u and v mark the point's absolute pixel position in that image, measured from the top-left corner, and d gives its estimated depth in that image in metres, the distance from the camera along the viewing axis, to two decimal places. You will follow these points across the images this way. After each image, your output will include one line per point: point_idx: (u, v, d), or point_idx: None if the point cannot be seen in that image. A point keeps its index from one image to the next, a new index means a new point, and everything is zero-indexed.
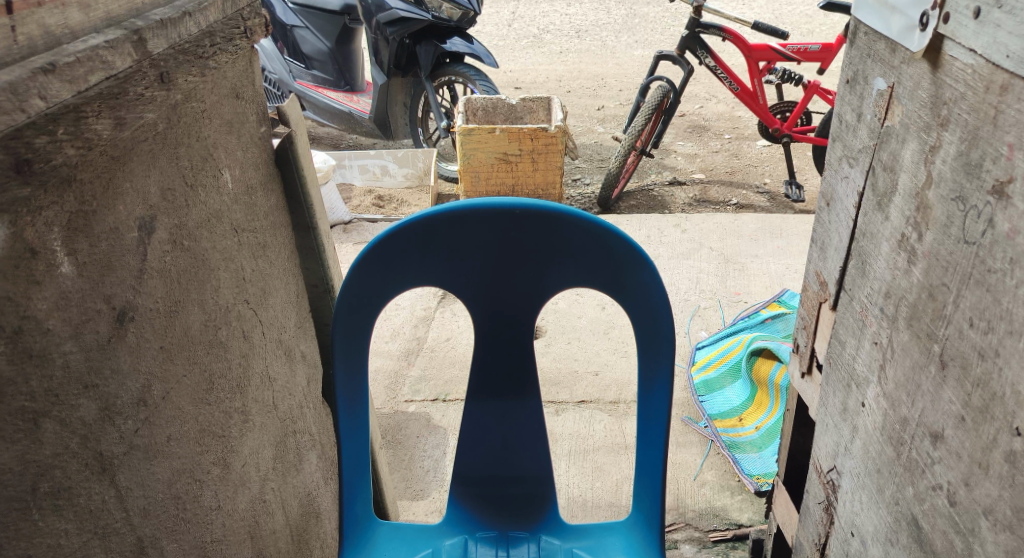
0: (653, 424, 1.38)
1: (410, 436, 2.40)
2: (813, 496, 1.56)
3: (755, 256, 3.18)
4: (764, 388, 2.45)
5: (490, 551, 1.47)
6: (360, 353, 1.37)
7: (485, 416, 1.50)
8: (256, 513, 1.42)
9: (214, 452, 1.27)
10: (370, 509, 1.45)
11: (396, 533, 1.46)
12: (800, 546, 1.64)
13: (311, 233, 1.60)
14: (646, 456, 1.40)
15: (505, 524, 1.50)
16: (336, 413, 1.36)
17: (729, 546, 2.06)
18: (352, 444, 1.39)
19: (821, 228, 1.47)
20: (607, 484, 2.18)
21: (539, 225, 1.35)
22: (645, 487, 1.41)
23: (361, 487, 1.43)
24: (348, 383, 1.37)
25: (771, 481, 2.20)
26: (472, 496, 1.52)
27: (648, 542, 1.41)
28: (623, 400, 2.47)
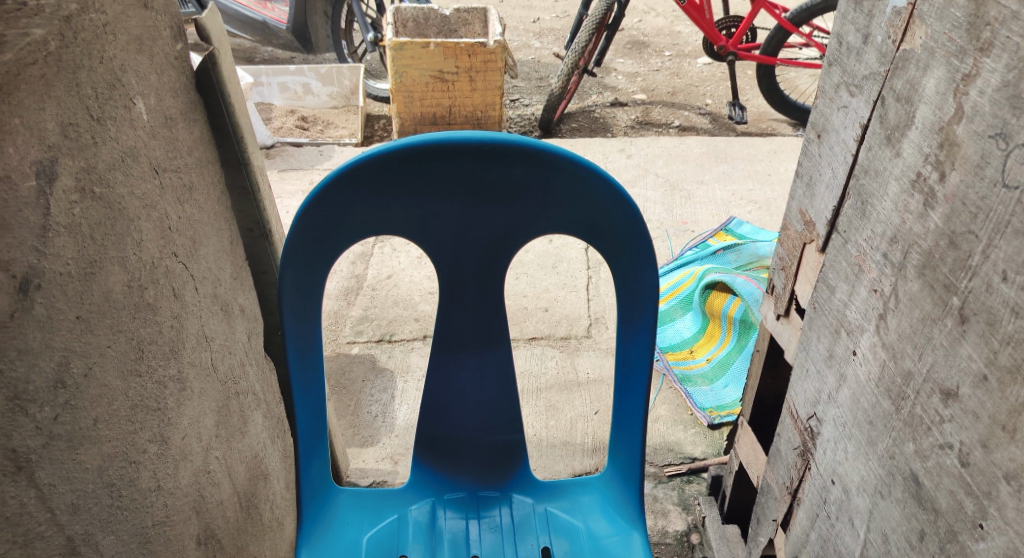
0: (634, 378, 1.28)
1: (356, 381, 2.29)
2: (786, 441, 1.52)
3: (700, 182, 3.11)
4: (716, 320, 2.42)
5: (459, 515, 1.38)
6: (310, 314, 1.24)
7: (447, 371, 1.38)
8: (201, 486, 1.34)
9: (150, 429, 1.15)
10: (329, 475, 1.35)
11: (358, 501, 1.36)
12: (767, 487, 1.63)
13: (243, 169, 1.40)
14: (627, 412, 1.31)
15: (475, 484, 1.42)
16: (289, 384, 1.23)
17: (685, 480, 2.09)
18: (308, 415, 1.27)
19: (808, 161, 1.38)
20: (561, 422, 2.12)
21: (509, 164, 1.20)
22: (626, 444, 1.33)
23: (321, 454, 1.32)
24: (301, 349, 1.24)
25: (724, 414, 2.22)
26: (437, 457, 1.42)
27: (629, 500, 1.34)
28: (574, 335, 2.39)
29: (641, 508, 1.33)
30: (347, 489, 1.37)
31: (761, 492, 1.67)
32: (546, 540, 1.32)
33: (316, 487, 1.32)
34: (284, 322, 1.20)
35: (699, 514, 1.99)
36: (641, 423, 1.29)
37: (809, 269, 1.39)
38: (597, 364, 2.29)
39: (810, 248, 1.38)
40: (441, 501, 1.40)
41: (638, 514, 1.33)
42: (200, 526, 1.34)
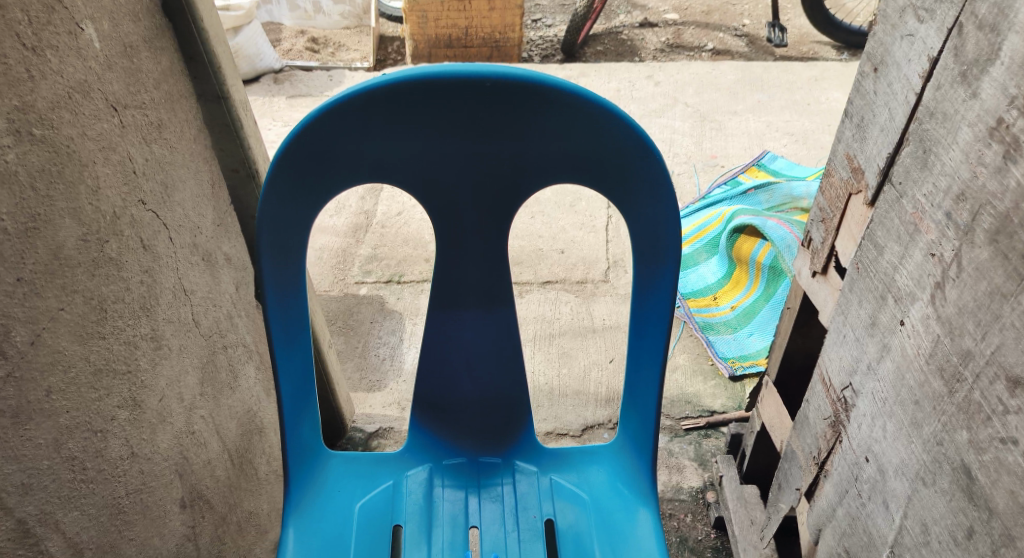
0: (650, 344, 1.18)
1: (363, 322, 2.20)
2: (815, 409, 1.41)
3: (733, 112, 2.91)
4: (743, 266, 2.32)
5: (457, 482, 1.30)
6: (294, 274, 1.14)
7: (446, 331, 1.27)
8: (184, 447, 1.24)
9: (119, 393, 1.05)
10: (319, 437, 1.27)
11: (350, 466, 1.29)
12: (793, 455, 1.53)
13: (223, 102, 1.26)
14: (642, 380, 1.21)
15: (475, 450, 1.34)
16: (270, 349, 1.13)
17: (702, 434, 2.01)
18: (291, 379, 1.18)
19: (859, 99, 1.22)
20: (574, 371, 2.02)
21: (516, 103, 1.06)
22: (641, 413, 1.24)
23: (311, 420, 1.24)
24: (282, 312, 1.14)
25: (747, 366, 2.14)
26: (437, 419, 1.34)
27: (641, 470, 1.25)
28: (591, 279, 2.29)
29: (653, 481, 1.24)
30: (338, 455, 1.29)
31: (785, 459, 1.57)
32: (548, 512, 1.24)
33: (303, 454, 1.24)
34: (263, 282, 1.10)
35: (716, 471, 1.91)
36: (656, 392, 1.20)
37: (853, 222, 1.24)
38: (613, 310, 2.19)
39: (857, 198, 1.23)
40: (440, 469, 1.32)
41: (650, 487, 1.24)
42: (186, 490, 1.26)
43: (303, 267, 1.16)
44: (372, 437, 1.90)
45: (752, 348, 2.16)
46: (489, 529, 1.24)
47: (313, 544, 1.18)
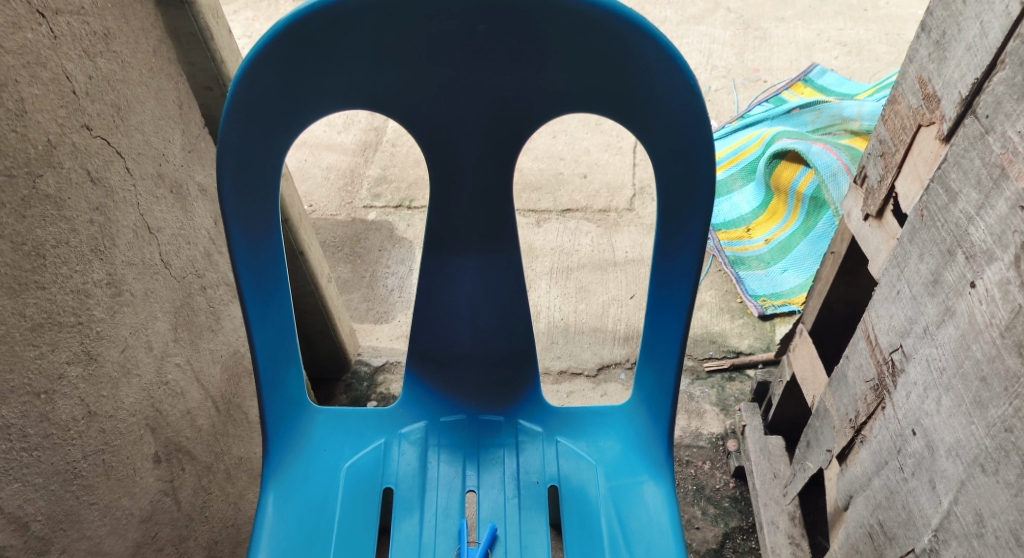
0: (670, 307, 1.06)
1: (371, 250, 2.10)
2: (855, 367, 1.27)
3: (779, 20, 2.66)
4: (782, 196, 2.12)
5: (454, 441, 1.23)
6: (264, 214, 1.00)
7: (444, 283, 1.19)
8: (156, 399, 1.13)
9: (71, 348, 0.94)
10: (304, 391, 1.20)
11: (337, 422, 1.22)
12: (826, 413, 1.40)
13: (188, 8, 1.09)
14: (659, 344, 1.11)
15: (474, 407, 1.26)
16: (241, 305, 1.00)
17: (725, 377, 1.91)
18: (265, 335, 1.05)
19: (943, 12, 1.02)
20: (592, 307, 1.98)
21: (519, 14, 0.91)
22: (659, 379, 1.14)
23: (294, 375, 1.16)
24: (255, 266, 1.01)
25: (778, 305, 1.99)
26: (432, 372, 1.27)
27: (654, 436, 1.18)
28: (614, 208, 2.22)
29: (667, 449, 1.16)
30: (323, 408, 1.22)
31: (817, 416, 1.45)
32: (552, 477, 1.18)
33: (283, 410, 1.16)
34: (230, 228, 0.96)
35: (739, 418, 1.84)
36: (676, 359, 1.09)
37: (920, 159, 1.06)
38: (636, 242, 2.13)
39: (926, 131, 1.04)
40: (435, 426, 1.24)
41: (664, 456, 1.16)
42: (161, 443, 1.17)
43: (276, 210, 1.02)
44: (379, 372, 1.84)
45: (785, 286, 2.00)
46: (487, 495, 1.16)
47: (293, 509, 1.11)
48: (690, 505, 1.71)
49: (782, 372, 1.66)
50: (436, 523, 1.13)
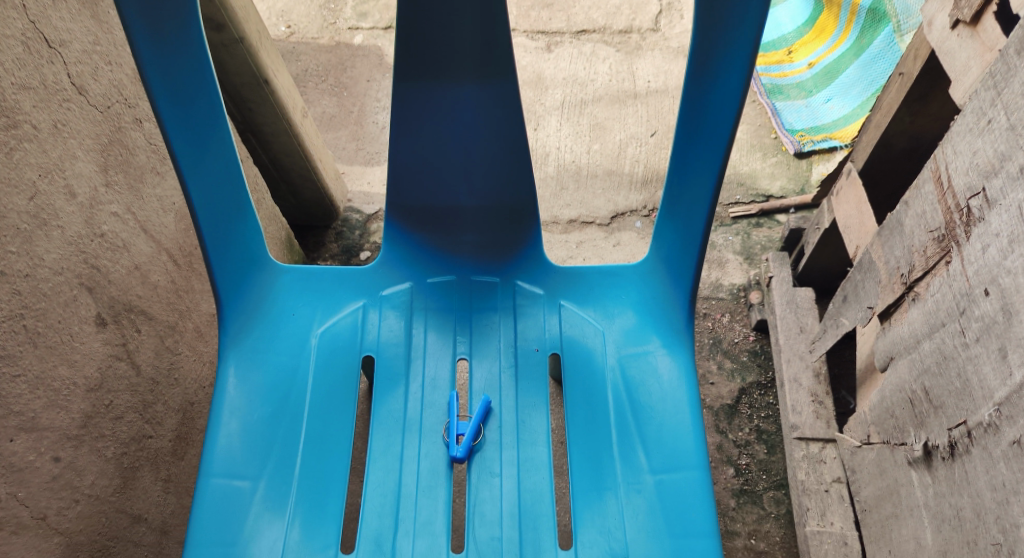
0: (703, 155, 0.96)
1: (359, 81, 1.88)
2: (915, 215, 1.08)
3: None
4: (834, 11, 1.84)
5: (444, 302, 1.12)
6: (183, 38, 0.90)
7: (441, 123, 1.04)
8: (93, 253, 1.03)
9: None
10: (261, 247, 1.07)
11: (306, 281, 1.09)
12: (871, 266, 1.22)
13: None
14: (691, 194, 1.00)
15: (467, 266, 1.14)
16: (173, 163, 0.91)
17: (752, 225, 1.73)
18: (205, 187, 0.95)
19: None
20: (607, 147, 1.77)
21: None
22: (687, 238, 1.03)
23: (245, 229, 1.03)
24: (183, 116, 0.92)
25: (818, 142, 1.77)
26: (423, 229, 1.13)
27: (674, 302, 1.07)
28: (637, 29, 1.95)
29: (687, 317, 1.06)
30: (292, 266, 1.09)
31: (859, 269, 1.27)
32: (555, 346, 1.09)
33: (239, 268, 1.04)
34: (143, 68, 0.87)
35: (764, 268, 1.68)
36: (707, 215, 0.98)
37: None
38: (659, 69, 1.88)
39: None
40: (422, 287, 1.12)
41: (685, 324, 1.06)
42: (103, 304, 1.05)
43: (198, 36, 0.91)
44: (373, 220, 1.69)
45: (827, 120, 1.77)
46: (480, 366, 1.08)
47: (260, 381, 1.02)
48: (704, 360, 1.58)
49: (821, 218, 1.46)
50: (423, 394, 1.05)
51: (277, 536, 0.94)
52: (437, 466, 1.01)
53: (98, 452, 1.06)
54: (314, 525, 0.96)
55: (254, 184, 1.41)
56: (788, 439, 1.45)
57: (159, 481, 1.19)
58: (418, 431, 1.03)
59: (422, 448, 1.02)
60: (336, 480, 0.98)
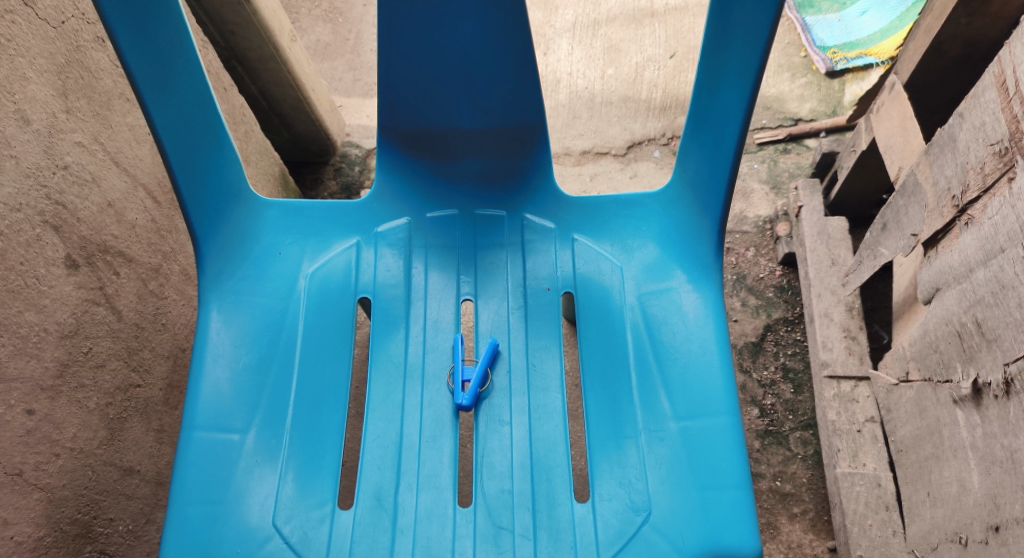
0: (737, 59, 0.86)
1: (356, 7, 1.76)
2: (972, 128, 0.98)
3: None
4: None
5: (446, 239, 1.02)
6: None
7: (438, 36, 0.93)
8: (56, 187, 0.95)
9: None
10: (242, 181, 0.97)
11: (294, 218, 1.00)
12: (916, 189, 1.11)
13: None
14: (720, 109, 0.89)
15: (471, 200, 1.04)
16: (130, 82, 0.83)
17: (779, 151, 1.61)
18: (171, 114, 0.87)
19: None
20: (623, 72, 1.64)
21: None
22: (715, 160, 0.91)
23: (221, 161, 0.94)
24: (136, 26, 0.83)
25: (851, 60, 1.64)
26: (422, 159, 1.03)
27: (700, 232, 0.96)
28: None
29: (716, 249, 0.95)
30: (277, 201, 1.00)
31: (900, 193, 1.15)
32: (568, 285, 0.99)
33: (218, 203, 0.94)
34: None
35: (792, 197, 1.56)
36: (739, 130, 0.87)
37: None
38: None
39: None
40: (421, 222, 1.02)
41: (713, 257, 0.95)
42: (73, 244, 0.98)
43: None
44: (373, 156, 1.58)
45: (861, 36, 1.64)
46: (487, 308, 0.98)
47: (245, 328, 0.93)
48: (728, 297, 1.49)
49: (858, 139, 1.34)
50: (425, 339, 0.97)
51: (269, 492, 0.87)
52: (441, 415, 0.93)
53: (78, 404, 1.00)
54: (309, 479, 0.88)
55: (241, 115, 1.31)
56: (818, 377, 1.35)
57: (151, 432, 1.12)
58: (420, 378, 0.95)
59: (425, 396, 0.94)
60: (331, 432, 0.90)
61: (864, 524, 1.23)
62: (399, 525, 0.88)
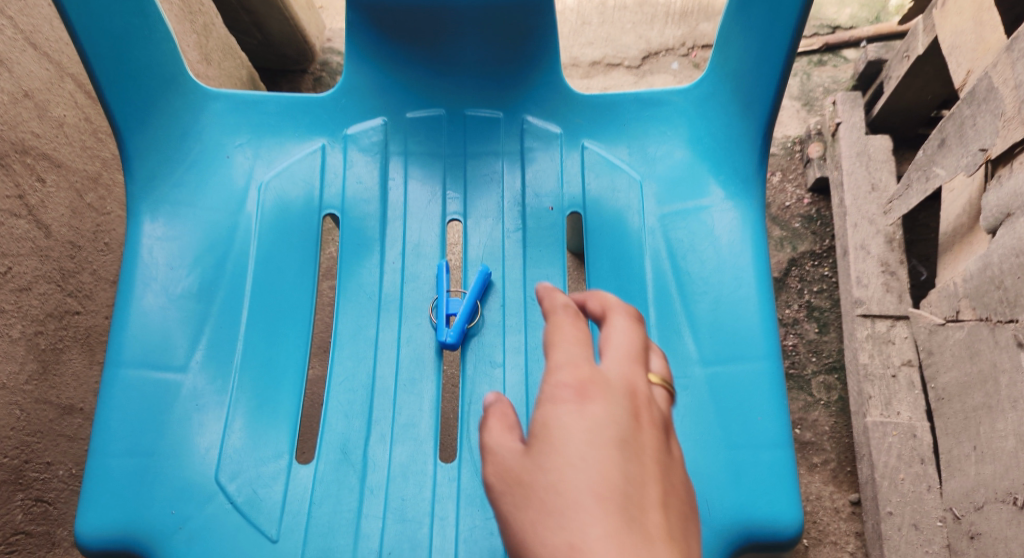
0: None
1: None
2: None
3: None
4: None
5: (430, 147, 0.85)
6: None
7: None
8: None
9: None
10: (184, 70, 0.80)
11: (249, 116, 0.83)
12: (989, 95, 0.94)
13: None
14: None
15: (460, 99, 0.86)
16: None
17: (813, 64, 1.41)
18: None
19: None
20: None
21: None
22: (763, 48, 0.74)
23: (153, 42, 0.77)
24: None
25: None
26: (408, 43, 0.84)
27: (741, 137, 0.79)
28: None
29: (760, 158, 0.78)
30: (225, 93, 0.82)
31: (966, 102, 0.98)
32: (575, 205, 0.83)
33: (151, 95, 0.78)
34: None
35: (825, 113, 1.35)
36: (797, 14, 0.70)
37: (611, 351, 0.56)
38: None
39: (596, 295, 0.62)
40: (400, 124, 0.85)
41: (755, 168, 0.78)
42: None
43: None
44: None
45: None
46: (477, 230, 0.82)
47: (189, 243, 0.78)
48: None
49: (916, 46, 1.16)
50: (403, 265, 0.81)
51: (212, 442, 0.73)
52: (422, 354, 0.78)
53: None
54: (262, 427, 0.74)
55: (197, 4, 1.13)
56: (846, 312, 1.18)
57: (96, 365, 0.98)
58: (397, 311, 0.79)
59: (402, 332, 0.78)
60: (289, 372, 0.76)
61: (896, 478, 1.05)
62: (368, 483, 0.73)
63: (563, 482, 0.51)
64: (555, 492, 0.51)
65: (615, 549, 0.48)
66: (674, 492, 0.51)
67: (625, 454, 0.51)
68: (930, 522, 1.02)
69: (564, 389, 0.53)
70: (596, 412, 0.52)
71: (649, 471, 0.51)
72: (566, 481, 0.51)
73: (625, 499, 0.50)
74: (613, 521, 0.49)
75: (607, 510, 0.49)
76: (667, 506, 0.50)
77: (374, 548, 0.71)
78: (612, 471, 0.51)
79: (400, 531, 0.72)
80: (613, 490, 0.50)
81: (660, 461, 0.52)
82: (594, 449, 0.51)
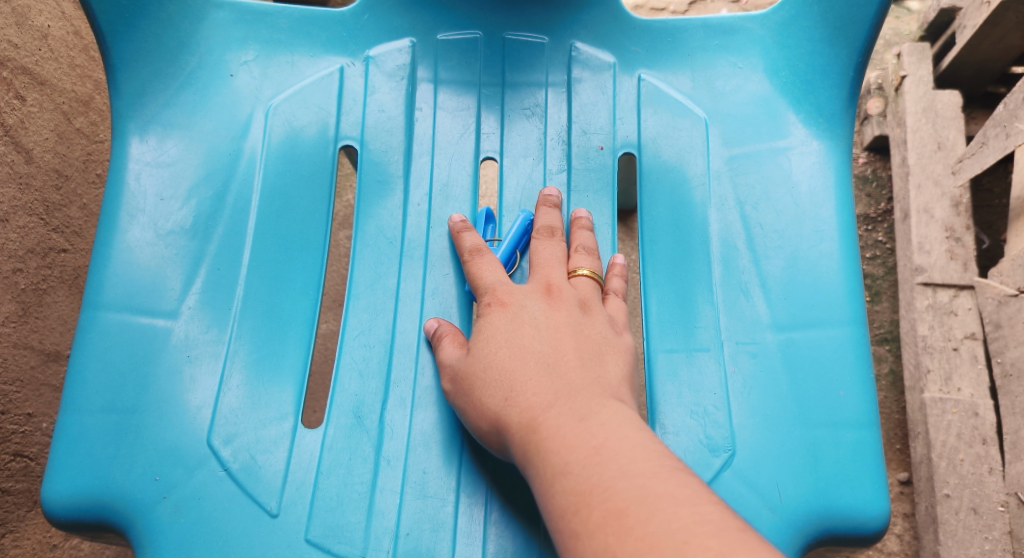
0: None
1: None
2: None
3: None
4: None
5: (463, 74, 0.74)
6: None
7: None
8: None
9: None
10: None
11: (254, 27, 0.72)
12: None
13: None
14: None
15: (497, 21, 0.75)
16: None
17: None
18: None
19: None
20: None
21: None
22: None
23: None
24: None
25: None
26: None
27: (830, 67, 0.69)
28: None
29: (850, 93, 0.69)
30: (229, 1, 0.72)
31: None
32: (628, 145, 0.72)
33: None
34: None
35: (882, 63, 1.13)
36: None
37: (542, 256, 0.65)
38: None
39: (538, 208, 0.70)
40: (429, 46, 0.74)
41: (845, 105, 0.69)
42: None
43: None
44: None
45: None
46: (514, 170, 0.71)
47: (184, 173, 0.68)
48: None
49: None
50: (431, 208, 0.70)
51: (205, 400, 0.63)
52: (448, 310, 0.67)
53: None
54: (262, 383, 0.64)
55: None
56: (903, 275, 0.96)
57: None
58: (421, 259, 0.69)
59: (427, 283, 0.68)
60: (296, 322, 0.66)
61: (954, 459, 0.88)
62: (385, 453, 0.64)
63: (494, 358, 0.58)
64: (489, 365, 0.58)
65: (534, 386, 0.56)
66: (587, 337, 0.59)
67: (540, 322, 0.59)
68: (990, 507, 0.86)
69: (488, 300, 0.62)
70: (516, 307, 0.60)
71: (563, 326, 0.59)
72: (495, 351, 0.58)
73: (538, 351, 0.57)
74: (533, 371, 0.56)
75: (523, 361, 0.57)
76: (581, 347, 0.58)
77: (390, 527, 0.62)
78: (532, 343, 0.58)
79: (420, 509, 0.62)
80: (528, 348, 0.58)
81: (573, 321, 0.60)
82: (515, 327, 0.59)
